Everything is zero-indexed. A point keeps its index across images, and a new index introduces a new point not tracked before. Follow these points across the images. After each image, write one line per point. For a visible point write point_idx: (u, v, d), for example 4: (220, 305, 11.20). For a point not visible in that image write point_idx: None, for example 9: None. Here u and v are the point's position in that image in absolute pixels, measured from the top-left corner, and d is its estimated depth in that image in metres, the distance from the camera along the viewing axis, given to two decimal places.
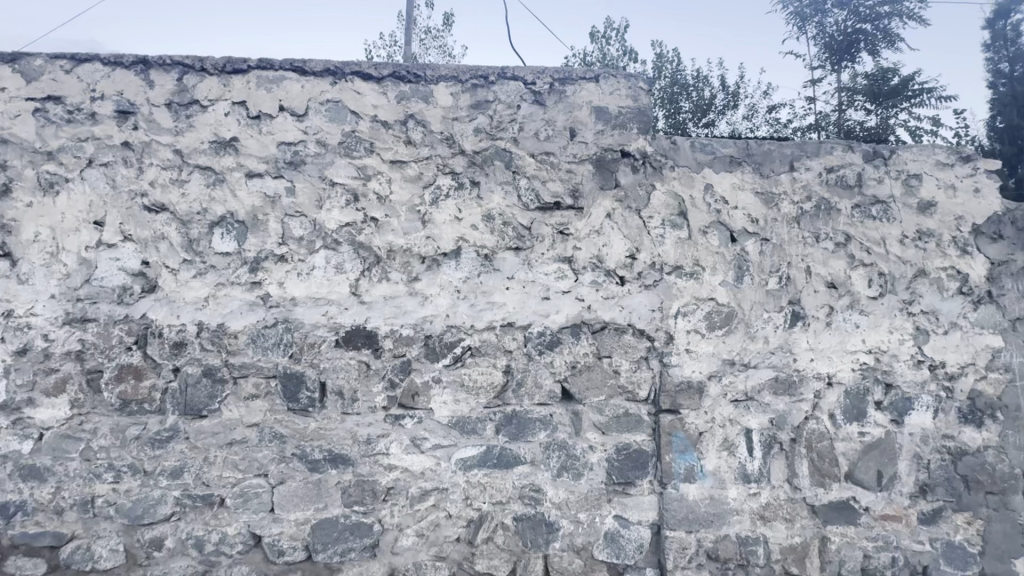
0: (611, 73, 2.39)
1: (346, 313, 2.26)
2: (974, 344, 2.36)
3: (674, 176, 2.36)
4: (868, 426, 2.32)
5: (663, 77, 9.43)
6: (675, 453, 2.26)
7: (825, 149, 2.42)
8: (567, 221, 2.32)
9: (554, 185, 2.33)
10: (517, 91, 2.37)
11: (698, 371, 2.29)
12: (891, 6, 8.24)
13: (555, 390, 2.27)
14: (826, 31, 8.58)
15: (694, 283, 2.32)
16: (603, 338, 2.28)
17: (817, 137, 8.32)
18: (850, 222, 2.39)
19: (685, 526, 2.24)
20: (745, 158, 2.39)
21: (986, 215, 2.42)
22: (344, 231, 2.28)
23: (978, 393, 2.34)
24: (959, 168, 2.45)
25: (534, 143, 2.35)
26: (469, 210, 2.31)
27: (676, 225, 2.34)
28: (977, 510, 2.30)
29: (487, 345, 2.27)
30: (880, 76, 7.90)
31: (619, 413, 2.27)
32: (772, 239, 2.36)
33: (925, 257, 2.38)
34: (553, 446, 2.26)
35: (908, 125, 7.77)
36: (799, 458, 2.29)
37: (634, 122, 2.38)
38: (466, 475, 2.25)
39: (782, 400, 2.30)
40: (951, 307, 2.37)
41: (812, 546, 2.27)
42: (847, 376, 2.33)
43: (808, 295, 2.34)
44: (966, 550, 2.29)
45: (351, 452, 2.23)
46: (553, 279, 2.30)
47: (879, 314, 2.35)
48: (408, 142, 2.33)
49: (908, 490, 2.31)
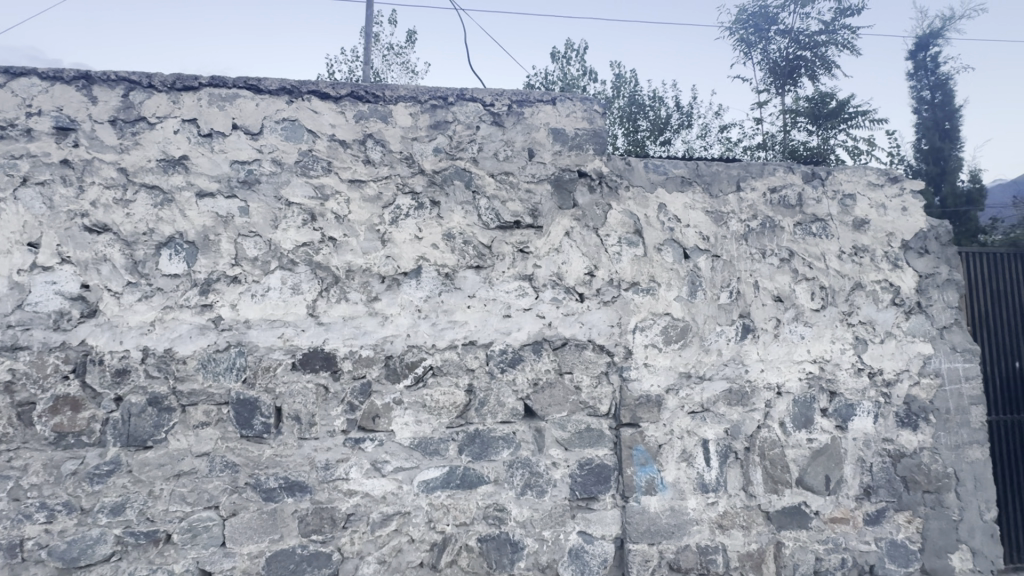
0: (567, 95, 2.47)
1: (303, 334, 2.20)
2: (907, 351, 2.52)
3: (629, 195, 2.44)
4: (815, 433, 2.43)
5: (621, 97, 9.78)
6: (637, 466, 2.29)
7: (768, 170, 2.56)
8: (527, 239, 2.36)
9: (514, 204, 2.37)
10: (476, 112, 2.41)
11: (656, 385, 2.35)
12: (826, 35, 8.87)
13: (517, 407, 2.28)
14: (770, 57, 9.14)
15: (650, 299, 2.39)
16: (564, 354, 2.32)
17: (765, 156, 8.79)
18: (793, 239, 2.53)
19: (647, 539, 2.27)
20: (695, 178, 2.50)
21: (913, 231, 2.61)
22: (301, 250, 2.24)
23: (913, 398, 2.50)
24: (888, 188, 2.64)
25: (493, 163, 2.39)
26: (429, 229, 2.32)
27: (632, 243, 2.41)
28: (916, 509, 2.44)
29: (448, 365, 2.26)
30: (819, 99, 8.45)
31: (582, 428, 2.30)
32: (722, 255, 2.46)
33: (861, 271, 2.54)
34: (516, 464, 2.26)
35: (845, 146, 8.33)
36: (753, 466, 2.38)
37: (591, 143, 2.46)
38: (429, 498, 2.21)
39: (736, 411, 2.39)
40: (886, 318, 2.53)
41: (767, 551, 2.35)
42: (795, 385, 2.44)
43: (757, 308, 2.46)
44: (908, 547, 2.43)
45: (308, 478, 2.16)
46: (514, 297, 2.32)
47: (822, 325, 2.49)
48: (367, 162, 2.32)
49: (854, 493, 2.43)
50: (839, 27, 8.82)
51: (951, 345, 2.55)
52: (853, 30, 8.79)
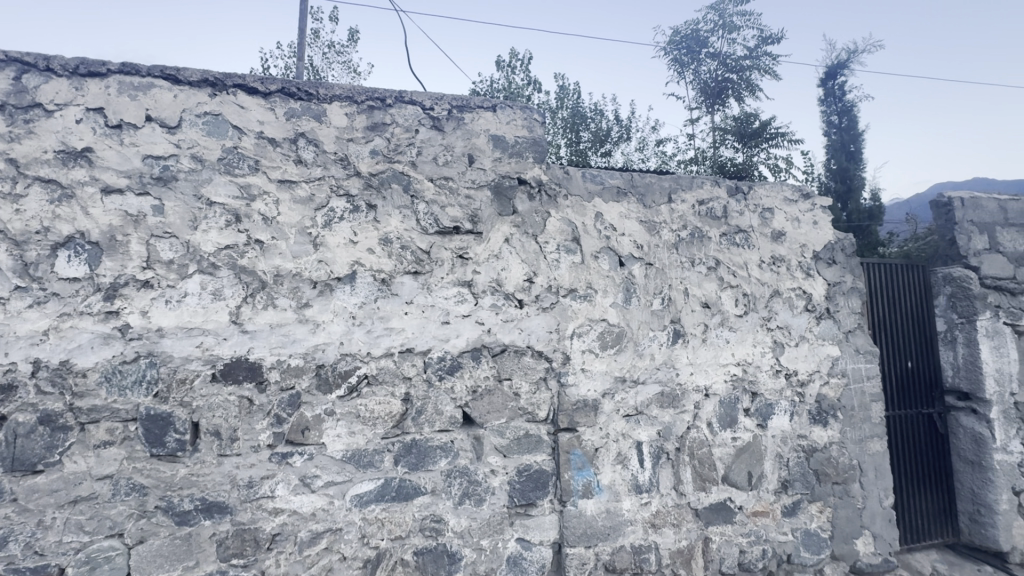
0: (507, 103, 2.49)
1: (224, 344, 2.06)
2: (818, 354, 2.74)
3: (567, 204, 2.49)
4: (739, 431, 2.58)
5: (564, 108, 10.02)
6: (574, 471, 2.33)
7: (697, 183, 2.71)
8: (466, 245, 2.34)
9: (453, 210, 2.34)
10: (416, 115, 2.37)
11: (593, 390, 2.39)
12: (751, 60, 9.55)
13: (455, 415, 2.25)
14: (701, 77, 9.72)
15: (587, 305, 2.44)
16: (503, 361, 2.31)
17: (697, 170, 9.31)
18: (719, 249, 2.68)
19: (584, 542, 2.30)
20: (630, 189, 2.60)
21: (823, 243, 2.85)
22: (223, 253, 2.10)
23: (823, 396, 2.71)
24: (801, 204, 2.87)
25: (432, 167, 2.36)
26: (365, 233, 2.25)
27: (570, 250, 2.46)
28: (826, 499, 2.65)
29: (384, 373, 2.19)
30: (744, 119, 9.08)
31: (520, 435, 2.30)
32: (654, 263, 2.57)
33: (779, 279, 2.74)
34: (454, 473, 2.22)
35: (767, 163, 8.99)
36: (683, 466, 2.48)
37: (530, 152, 2.49)
38: (363, 512, 2.13)
39: (668, 413, 2.49)
40: (800, 323, 2.74)
41: (696, 547, 2.45)
42: (721, 387, 2.58)
43: (687, 314, 2.58)
44: (820, 536, 2.62)
45: (228, 498, 2.01)
46: (453, 303, 2.29)
47: (745, 330, 2.65)
48: (299, 161, 2.22)
49: (773, 487, 2.59)
50: (761, 54, 9.53)
51: (854, 347, 2.81)
52: (773, 57, 9.53)
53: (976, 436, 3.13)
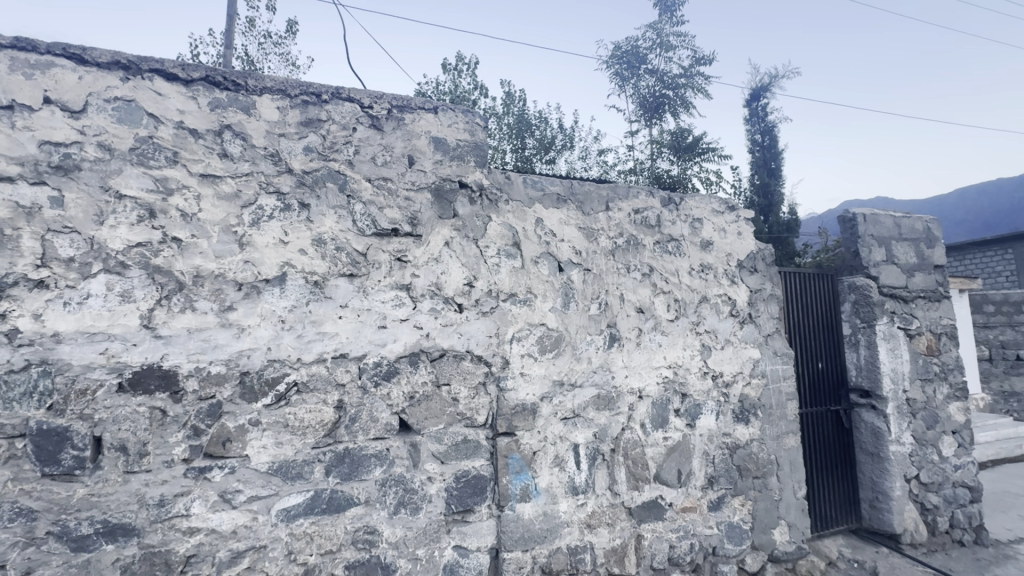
0: (449, 106, 2.47)
1: (134, 350, 1.88)
2: (741, 356, 2.92)
3: (508, 209, 2.51)
4: (670, 431, 2.69)
5: (510, 114, 10.12)
6: (512, 475, 2.33)
7: (632, 193, 2.81)
8: (405, 248, 2.29)
9: (392, 211, 2.29)
10: (353, 113, 2.31)
11: (531, 393, 2.41)
12: (685, 78, 10.10)
13: (392, 422, 2.19)
14: (640, 91, 10.15)
15: (527, 309, 2.46)
16: (441, 366, 2.28)
17: (635, 180, 9.69)
18: (653, 256, 2.79)
19: (521, 546, 2.30)
20: (569, 196, 2.66)
21: (746, 253, 3.05)
22: (134, 252, 1.92)
23: (746, 396, 2.89)
24: (727, 215, 3.06)
25: (370, 167, 2.30)
26: (297, 233, 2.14)
27: (510, 255, 2.47)
28: (747, 493, 2.82)
29: (316, 380, 2.10)
30: (679, 134, 9.57)
31: (458, 440, 2.27)
32: (592, 269, 2.63)
33: (707, 286, 2.90)
34: (389, 482, 2.16)
35: (699, 176, 9.52)
36: (618, 466, 2.55)
37: (472, 155, 2.49)
38: (290, 527, 2.01)
39: (604, 415, 2.56)
40: (725, 327, 2.91)
41: (629, 545, 2.53)
42: (654, 388, 2.68)
43: (622, 318, 2.66)
44: (742, 527, 2.78)
45: (135, 520, 1.84)
46: (390, 307, 2.23)
47: (676, 334, 2.78)
48: (224, 155, 2.09)
49: (700, 483, 2.72)
50: (694, 73, 10.10)
51: (773, 350, 3.02)
52: (705, 77, 10.14)
53: (875, 430, 3.46)
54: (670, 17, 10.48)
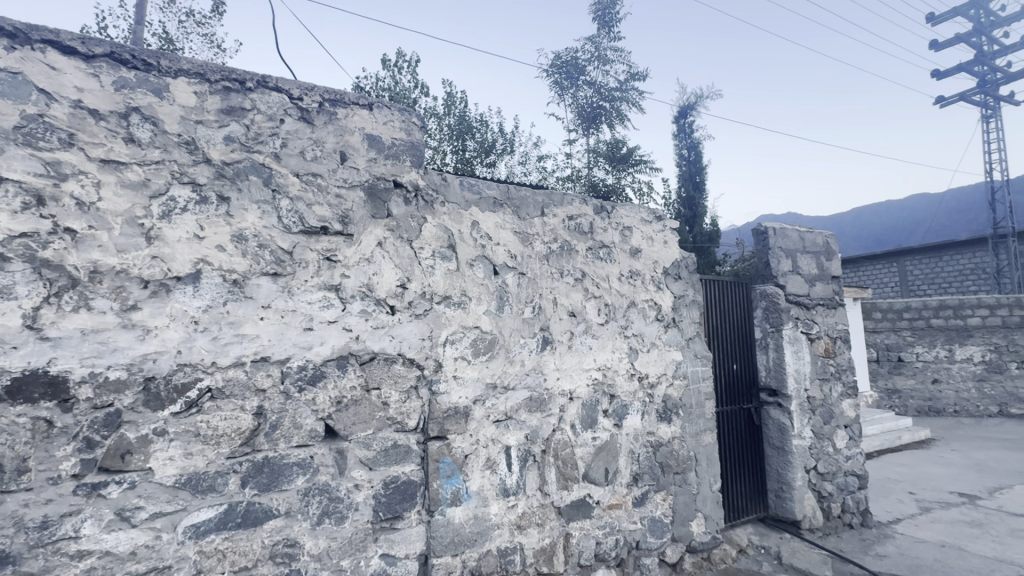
0: (385, 103, 2.42)
1: (13, 353, 1.66)
2: (665, 358, 3.08)
3: (444, 211, 2.49)
4: (598, 432, 2.79)
5: (451, 115, 10.06)
6: (442, 479, 2.31)
7: (567, 200, 2.89)
8: (334, 247, 2.21)
9: (321, 209, 2.20)
10: (281, 104, 2.20)
11: (464, 397, 2.40)
12: (621, 92, 10.53)
13: (317, 428, 2.09)
14: (578, 101, 10.47)
15: (461, 312, 2.45)
16: (371, 370, 2.22)
17: (573, 187, 9.96)
18: (585, 262, 2.88)
19: (451, 551, 2.28)
20: (506, 201, 2.68)
21: (671, 260, 3.23)
22: (16, 242, 1.70)
23: (669, 396, 3.05)
24: (655, 225, 3.22)
25: (299, 162, 2.20)
26: (214, 227, 2.01)
27: (445, 257, 2.45)
28: (668, 488, 2.98)
29: (233, 385, 1.97)
30: (614, 144, 9.96)
31: (388, 445, 2.22)
32: (526, 273, 2.67)
33: (635, 291, 3.03)
34: (312, 491, 2.06)
35: (632, 186, 9.96)
36: (548, 466, 2.61)
37: (408, 155, 2.45)
38: (199, 544, 1.87)
39: (535, 417, 2.60)
40: (651, 331, 3.06)
41: (558, 543, 2.58)
42: (583, 390, 2.76)
43: (555, 322, 2.72)
44: (663, 521, 2.93)
45: (11, 545, 1.62)
46: (318, 308, 2.14)
47: (605, 337, 2.88)
48: (130, 140, 1.91)
49: (625, 480, 2.84)
50: (630, 87, 10.55)
51: (693, 352, 3.21)
52: (639, 92, 10.63)
53: (780, 425, 3.78)
54: (608, 31, 10.89)
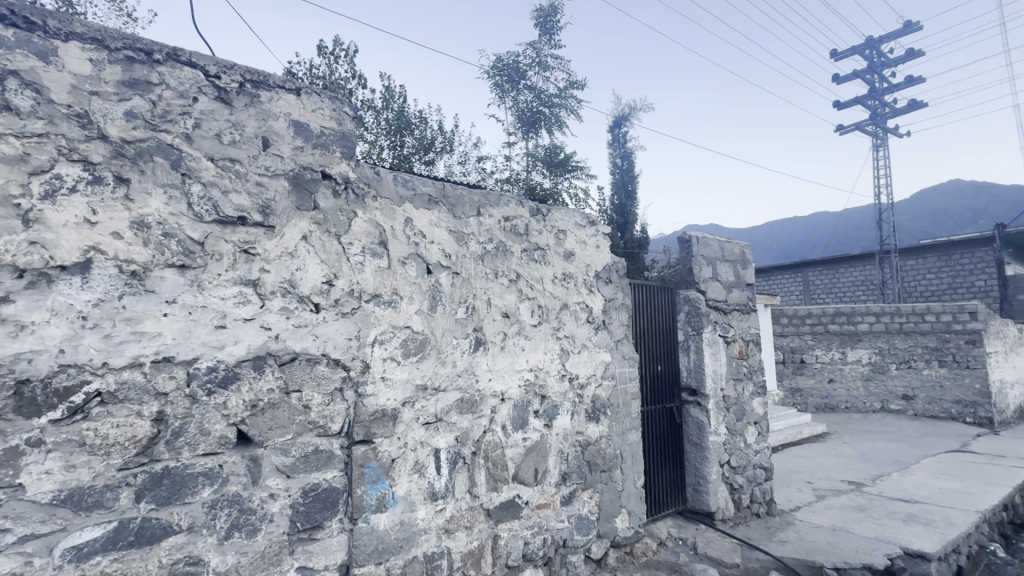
0: (315, 89, 2.29)
1: None
2: (595, 359, 3.17)
3: (376, 206, 2.40)
4: (529, 432, 2.81)
5: (389, 109, 9.80)
6: (367, 485, 2.21)
7: (503, 201, 2.89)
8: (253, 239, 2.05)
9: (239, 197, 2.04)
10: (195, 80, 2.02)
11: (392, 399, 2.32)
12: (560, 99, 10.73)
13: (227, 435, 1.93)
14: (518, 105, 10.57)
15: (391, 311, 2.37)
16: (291, 371, 2.08)
17: (511, 190, 10.03)
18: (520, 263, 2.90)
19: (374, 559, 2.19)
20: (441, 199, 2.64)
21: (603, 264, 3.33)
22: None
23: (597, 396, 3.14)
24: (588, 229, 3.30)
25: (213, 145, 2.02)
26: (110, 212, 1.80)
27: (376, 254, 2.36)
28: (595, 486, 3.06)
29: (129, 389, 1.77)
30: (553, 150, 10.15)
31: (308, 451, 2.09)
32: (460, 273, 2.64)
33: (567, 294, 3.09)
34: (220, 503, 1.90)
35: (569, 191, 10.20)
36: (478, 468, 2.58)
37: (338, 145, 2.33)
38: (81, 569, 1.65)
39: (466, 418, 2.57)
40: (582, 333, 3.13)
41: (486, 546, 2.56)
42: (515, 391, 2.77)
43: (488, 323, 2.71)
44: (589, 518, 3.00)
45: None
46: (232, 304, 1.98)
47: (538, 339, 2.91)
48: (6, 108, 1.67)
49: (554, 480, 2.88)
50: (568, 95, 10.78)
51: (621, 354, 3.33)
52: (577, 100, 10.90)
53: (699, 423, 4.01)
54: (549, 39, 11.08)
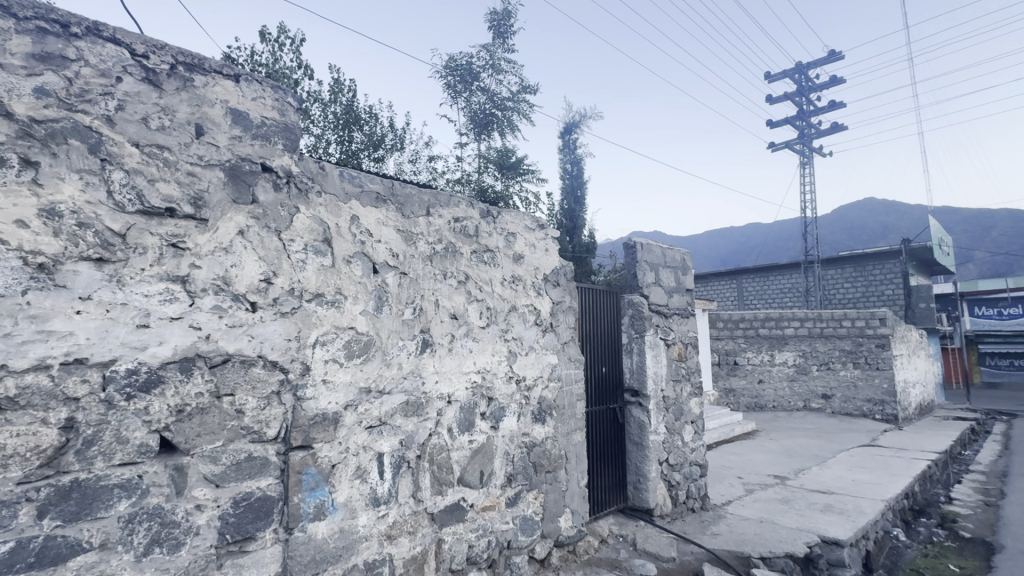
0: (256, 77, 2.18)
1: None
2: (542, 362, 3.20)
3: (320, 201, 2.31)
4: (475, 434, 2.80)
5: (337, 103, 9.48)
6: (305, 492, 2.12)
7: (453, 202, 2.87)
8: (182, 233, 1.92)
9: (168, 187, 1.90)
10: (119, 59, 1.87)
11: (334, 402, 2.24)
12: (513, 102, 10.79)
13: (149, 443, 1.79)
14: (471, 106, 10.55)
15: (335, 312, 2.29)
16: (223, 374, 1.96)
17: (462, 191, 9.98)
18: (469, 265, 2.89)
19: (310, 570, 2.11)
20: (389, 197, 2.58)
21: (551, 267, 3.38)
22: None
23: (544, 398, 3.18)
24: (537, 232, 3.34)
25: (139, 130, 1.88)
26: (13, 197, 1.62)
27: (319, 251, 2.27)
28: (540, 487, 3.09)
29: (33, 393, 1.59)
30: (504, 152, 10.20)
31: (240, 459, 1.98)
32: (408, 273, 2.59)
33: (516, 296, 3.11)
34: (139, 517, 1.75)
35: (520, 195, 10.28)
36: (422, 472, 2.54)
37: (280, 137, 2.23)
38: None
39: (411, 421, 2.52)
40: (530, 335, 3.16)
41: (429, 551, 2.53)
42: (462, 393, 2.76)
43: (436, 324, 2.68)
44: (533, 519, 3.03)
45: None
46: (157, 302, 1.84)
47: (486, 341, 2.91)
48: None
49: (500, 482, 2.89)
50: (521, 99, 10.88)
51: (568, 356, 3.39)
52: (530, 105, 11.01)
53: (640, 423, 4.15)
54: (502, 42, 11.14)
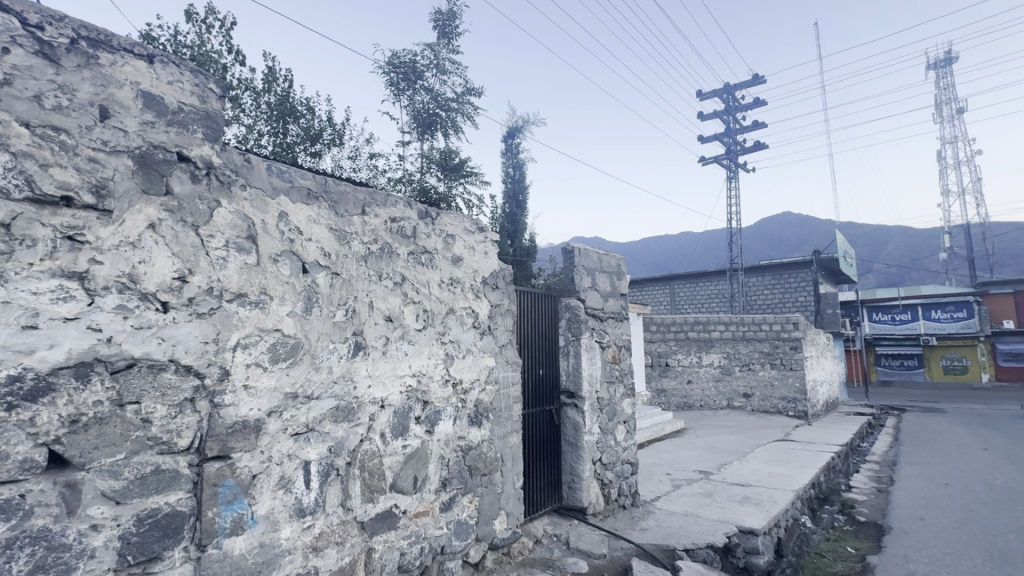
0: (173, 59, 2.02)
1: None
2: (479, 364, 3.20)
3: (244, 196, 2.18)
4: (409, 439, 2.74)
5: (271, 92, 9.01)
6: (221, 506, 1.98)
7: (390, 201, 2.81)
8: (81, 224, 1.74)
9: (65, 173, 1.72)
10: (6, 27, 1.67)
11: (256, 408, 2.11)
12: (457, 103, 10.73)
13: (35, 458, 1.60)
14: (414, 105, 10.38)
15: (259, 313, 2.16)
16: (127, 380, 1.79)
17: (403, 190, 9.79)
18: (406, 266, 2.83)
19: None
20: (322, 194, 2.48)
21: (490, 270, 3.38)
22: None
23: (480, 401, 3.17)
24: (477, 235, 3.34)
25: (31, 108, 1.69)
26: None
27: (242, 249, 2.14)
28: (475, 490, 3.08)
29: None
30: (447, 154, 10.12)
31: (146, 472, 1.81)
32: (340, 274, 2.50)
33: (454, 298, 3.09)
34: (20, 542, 1.56)
35: (462, 197, 10.24)
36: (352, 480, 2.46)
37: (200, 125, 2.08)
38: None
39: (341, 427, 2.43)
40: (468, 338, 3.15)
41: (358, 560, 2.44)
42: (396, 397, 2.69)
43: (370, 326, 2.60)
44: (468, 523, 3.01)
45: None
46: (49, 300, 1.65)
47: (422, 343, 2.86)
48: None
49: (434, 487, 2.84)
50: (465, 101, 10.84)
51: (505, 358, 3.41)
52: (474, 107, 11.00)
53: (575, 424, 4.25)
54: (447, 42, 11.08)
